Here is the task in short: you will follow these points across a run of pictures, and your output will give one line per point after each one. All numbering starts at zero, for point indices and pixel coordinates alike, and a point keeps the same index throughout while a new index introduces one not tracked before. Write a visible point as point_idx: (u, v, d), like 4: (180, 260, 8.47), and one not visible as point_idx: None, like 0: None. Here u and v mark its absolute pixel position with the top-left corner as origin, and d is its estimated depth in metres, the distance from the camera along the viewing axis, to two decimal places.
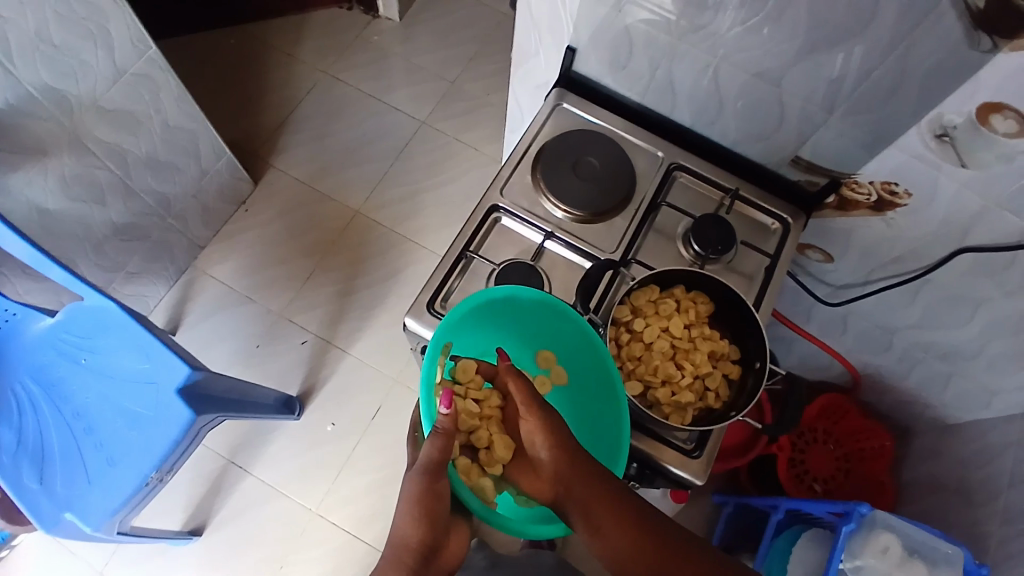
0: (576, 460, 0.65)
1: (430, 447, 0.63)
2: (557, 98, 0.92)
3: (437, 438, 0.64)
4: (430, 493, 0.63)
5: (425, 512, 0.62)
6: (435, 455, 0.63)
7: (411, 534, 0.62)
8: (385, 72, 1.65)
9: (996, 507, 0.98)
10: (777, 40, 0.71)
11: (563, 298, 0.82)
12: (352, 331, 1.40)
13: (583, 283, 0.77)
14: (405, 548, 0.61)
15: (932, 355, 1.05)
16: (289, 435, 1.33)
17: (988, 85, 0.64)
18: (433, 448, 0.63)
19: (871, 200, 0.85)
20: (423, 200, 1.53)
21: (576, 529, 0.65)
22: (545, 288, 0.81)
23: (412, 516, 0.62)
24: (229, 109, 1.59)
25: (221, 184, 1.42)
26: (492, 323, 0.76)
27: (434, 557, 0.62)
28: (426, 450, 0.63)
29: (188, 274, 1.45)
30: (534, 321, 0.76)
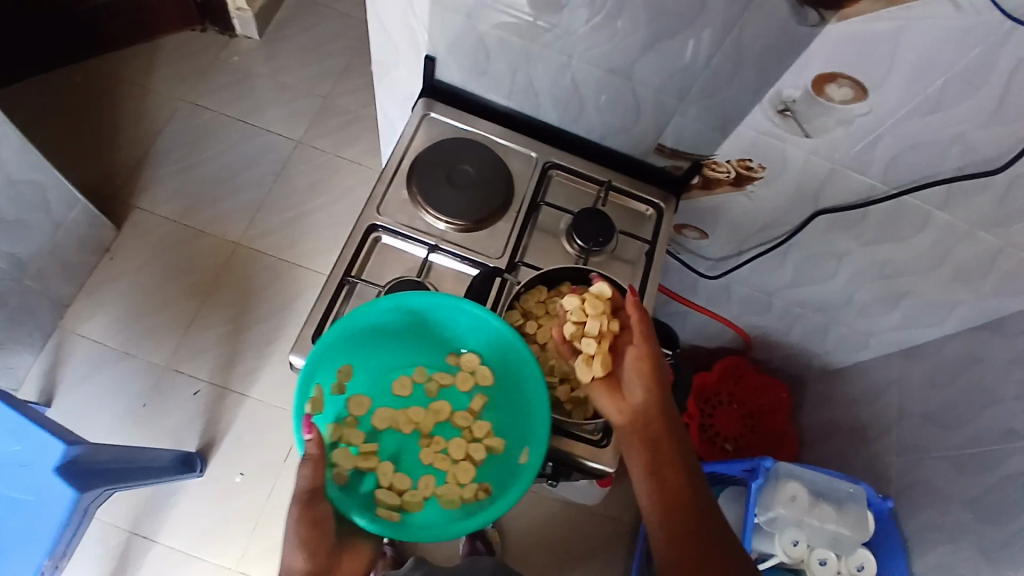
0: (667, 408, 0.69)
1: (303, 474, 0.64)
2: (424, 108, 0.90)
3: (308, 464, 0.64)
4: (306, 521, 0.64)
5: (304, 541, 0.64)
6: (308, 484, 0.64)
7: (298, 562, 0.64)
8: (250, 93, 1.56)
9: (888, 441, 1.07)
10: (625, 34, 0.73)
11: None
12: (250, 371, 1.33)
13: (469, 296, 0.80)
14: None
15: (809, 310, 1.13)
16: (195, 493, 1.24)
17: (819, 59, 0.69)
18: (305, 474, 0.64)
19: (731, 177, 0.89)
20: (309, 222, 1.46)
21: (637, 464, 0.67)
22: None
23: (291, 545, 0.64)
24: (77, 151, 1.45)
25: (79, 235, 1.29)
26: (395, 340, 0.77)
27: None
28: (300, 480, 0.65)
29: (55, 337, 1.31)
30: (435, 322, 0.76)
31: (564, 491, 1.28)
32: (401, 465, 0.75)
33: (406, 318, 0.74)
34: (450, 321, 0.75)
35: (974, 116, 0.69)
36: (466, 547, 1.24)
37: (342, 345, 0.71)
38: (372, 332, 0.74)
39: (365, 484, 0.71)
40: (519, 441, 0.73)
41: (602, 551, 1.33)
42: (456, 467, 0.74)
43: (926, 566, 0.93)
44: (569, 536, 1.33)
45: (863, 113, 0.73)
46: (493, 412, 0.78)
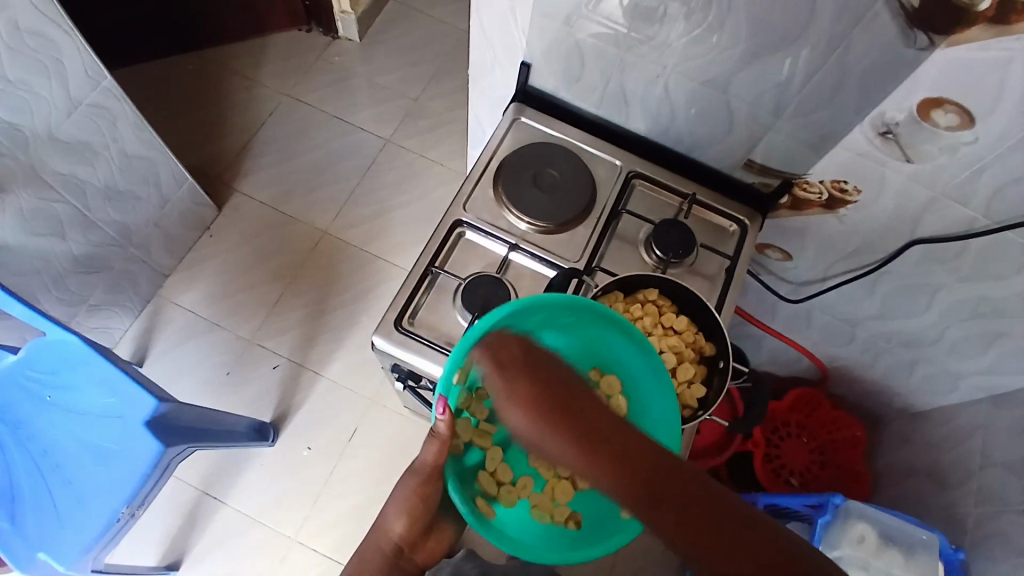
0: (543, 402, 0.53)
1: (428, 450, 0.70)
2: (515, 112, 0.93)
3: (435, 443, 0.69)
4: (415, 498, 0.74)
5: (408, 511, 0.75)
6: (432, 457, 0.69)
7: (398, 526, 0.76)
8: (347, 92, 1.65)
9: (969, 489, 1.00)
10: (720, 46, 0.74)
11: None
12: (324, 353, 1.39)
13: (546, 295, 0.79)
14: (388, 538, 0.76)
15: (895, 344, 1.08)
16: (264, 462, 1.31)
17: (926, 81, 0.66)
18: (432, 448, 0.69)
19: (822, 199, 0.87)
20: (391, 217, 1.53)
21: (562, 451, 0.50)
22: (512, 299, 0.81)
23: (397, 509, 0.75)
24: (189, 135, 1.58)
25: (184, 211, 1.40)
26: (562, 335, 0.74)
27: (408, 552, 0.78)
28: (429, 448, 0.69)
29: (154, 303, 1.42)
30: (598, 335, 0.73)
31: None
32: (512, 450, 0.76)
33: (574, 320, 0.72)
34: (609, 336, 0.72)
35: None
36: None
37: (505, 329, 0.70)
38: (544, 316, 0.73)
39: (473, 455, 0.75)
40: None
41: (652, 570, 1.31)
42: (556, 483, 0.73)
43: None
44: (618, 550, 1.32)
45: (968, 142, 0.70)
46: None
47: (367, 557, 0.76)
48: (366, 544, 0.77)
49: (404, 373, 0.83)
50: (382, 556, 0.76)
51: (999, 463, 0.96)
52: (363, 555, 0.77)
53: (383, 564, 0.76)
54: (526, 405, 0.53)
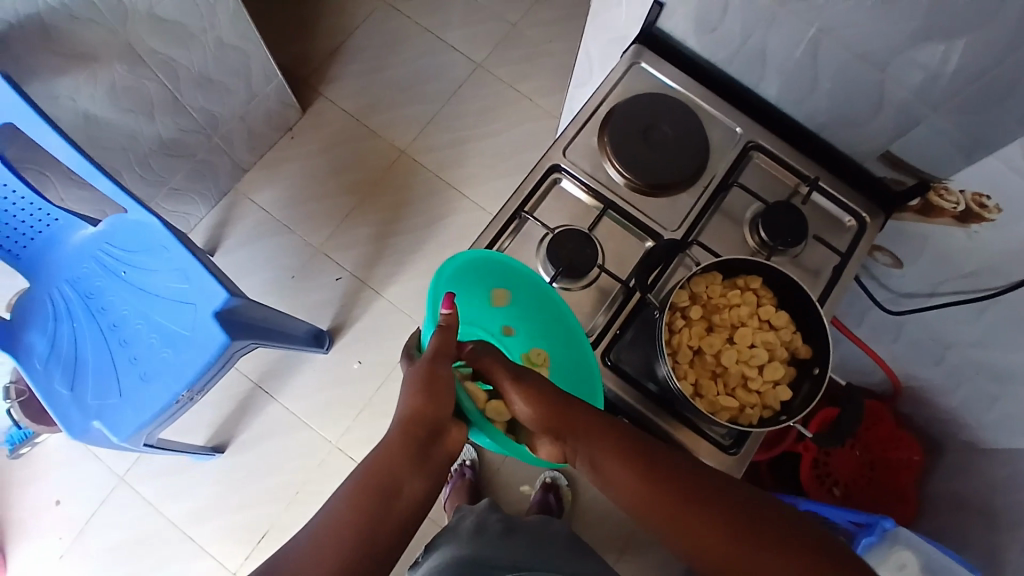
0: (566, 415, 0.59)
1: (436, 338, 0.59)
2: (634, 56, 0.85)
3: (443, 331, 0.59)
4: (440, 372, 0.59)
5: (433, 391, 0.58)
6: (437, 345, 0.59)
7: (417, 407, 0.58)
8: (446, 7, 1.58)
9: (1019, 538, 0.94)
10: (891, 18, 0.64)
11: (616, 273, 0.78)
12: (386, 274, 1.39)
13: (645, 259, 0.76)
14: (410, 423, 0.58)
15: (982, 376, 0.99)
16: (314, 368, 1.34)
17: None
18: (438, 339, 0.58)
19: (957, 209, 0.78)
20: (470, 146, 1.48)
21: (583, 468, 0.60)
22: (598, 260, 0.76)
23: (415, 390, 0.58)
24: (282, 31, 1.55)
25: (268, 110, 1.39)
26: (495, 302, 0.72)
27: (438, 438, 0.59)
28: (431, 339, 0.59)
29: (230, 196, 1.44)
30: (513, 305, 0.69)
31: None
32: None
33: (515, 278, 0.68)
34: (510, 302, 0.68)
35: None
36: (538, 499, 1.28)
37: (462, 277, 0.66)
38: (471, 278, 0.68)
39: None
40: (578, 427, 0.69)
41: None
42: None
43: None
44: None
45: None
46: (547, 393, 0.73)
47: (390, 453, 0.57)
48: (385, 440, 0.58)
49: None
50: (411, 443, 0.58)
51: None
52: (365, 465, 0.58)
53: (411, 455, 0.57)
54: (539, 405, 0.59)
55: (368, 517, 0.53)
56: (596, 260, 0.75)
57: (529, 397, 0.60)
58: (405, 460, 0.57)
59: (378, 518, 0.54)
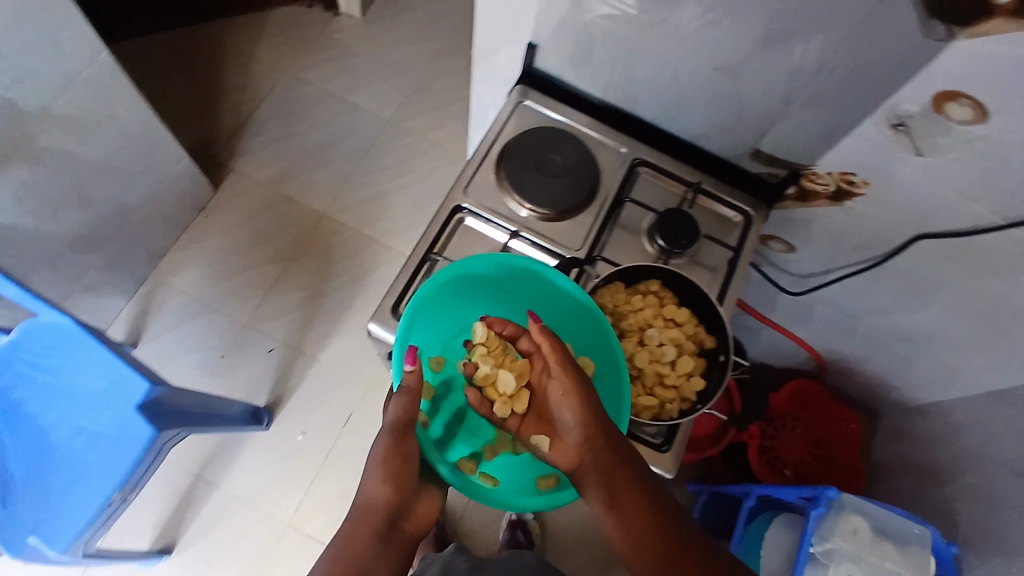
0: (599, 445, 0.64)
1: (395, 408, 0.65)
2: (519, 95, 0.90)
3: (403, 396, 0.65)
4: (398, 454, 0.65)
5: (393, 474, 0.65)
6: (399, 414, 0.64)
7: (377, 494, 0.64)
8: (348, 70, 1.62)
9: (965, 486, 1.01)
10: (736, 32, 0.71)
11: None
12: (320, 337, 1.38)
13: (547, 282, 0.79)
14: (372, 510, 0.65)
15: (896, 339, 1.07)
16: (257, 447, 1.30)
17: (943, 74, 0.64)
18: (397, 406, 0.65)
19: (829, 190, 0.85)
20: (390, 199, 1.51)
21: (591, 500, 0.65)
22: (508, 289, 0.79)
23: (379, 475, 0.64)
24: (186, 112, 1.55)
25: (181, 191, 1.38)
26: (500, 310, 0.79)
27: (399, 520, 0.66)
28: (391, 413, 0.65)
29: (148, 285, 1.40)
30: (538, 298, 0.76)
31: None
32: (466, 426, 0.76)
33: (495, 275, 0.74)
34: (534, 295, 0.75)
35: None
36: (506, 537, 1.27)
37: (449, 293, 0.74)
38: (461, 294, 0.75)
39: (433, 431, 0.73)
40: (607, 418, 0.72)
41: None
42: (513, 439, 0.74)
43: None
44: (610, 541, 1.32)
45: (982, 137, 0.67)
46: None
47: (354, 543, 0.63)
48: (348, 528, 0.65)
49: None
50: (372, 533, 0.64)
51: (995, 464, 0.96)
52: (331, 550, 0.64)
53: (372, 543, 0.64)
54: (584, 424, 0.65)
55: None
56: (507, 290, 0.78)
57: (575, 398, 0.65)
58: (370, 548, 0.64)
59: None
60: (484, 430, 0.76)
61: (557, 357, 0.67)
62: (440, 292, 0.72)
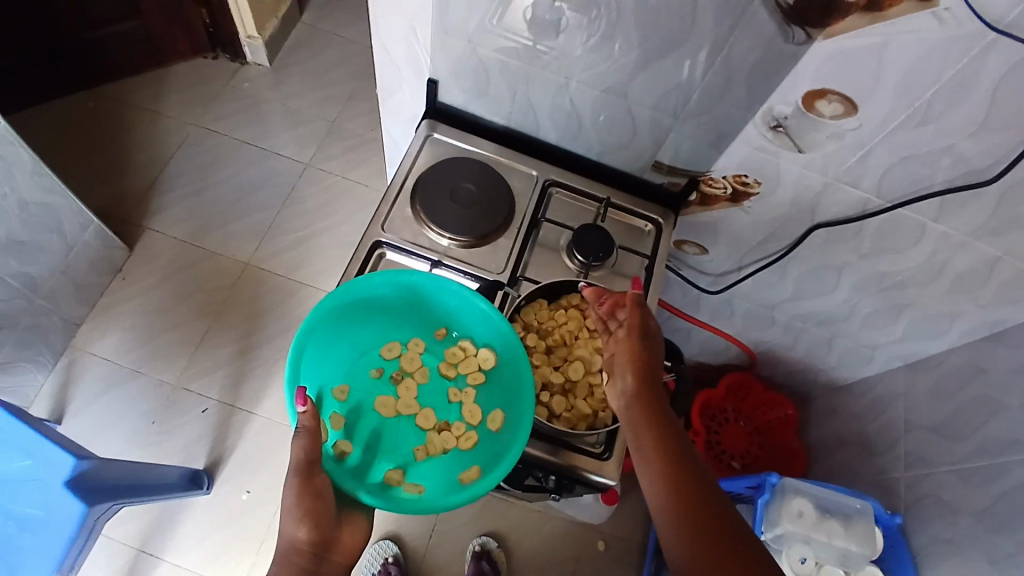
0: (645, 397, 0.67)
1: (297, 448, 0.64)
2: (427, 129, 0.92)
3: (301, 438, 0.64)
4: (307, 495, 0.65)
5: (307, 512, 0.65)
6: (303, 453, 0.64)
7: (298, 534, 0.65)
8: (260, 117, 1.61)
9: (896, 454, 1.07)
10: (620, 55, 0.75)
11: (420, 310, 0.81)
12: (256, 390, 1.34)
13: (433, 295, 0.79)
14: (296, 548, 0.65)
15: (811, 324, 1.13)
16: (200, 513, 1.24)
17: (809, 76, 0.70)
18: (300, 446, 0.64)
19: (727, 192, 0.90)
20: (317, 242, 1.49)
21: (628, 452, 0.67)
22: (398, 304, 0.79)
23: (294, 517, 0.65)
24: (93, 175, 1.50)
25: (92, 256, 1.33)
26: (396, 323, 0.80)
27: (326, 553, 0.67)
28: (294, 453, 0.64)
29: (68, 355, 1.34)
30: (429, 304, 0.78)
31: (571, 510, 1.28)
32: (383, 446, 0.74)
33: (383, 295, 0.77)
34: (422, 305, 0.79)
35: (965, 128, 0.69)
36: (471, 568, 1.25)
37: (338, 319, 0.75)
38: (350, 319, 0.77)
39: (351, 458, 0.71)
40: (518, 408, 0.73)
41: (614, 568, 1.32)
42: (431, 444, 0.75)
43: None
44: (575, 557, 1.32)
45: (853, 128, 0.74)
46: (486, 389, 0.78)
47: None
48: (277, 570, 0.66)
49: None
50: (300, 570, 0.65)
51: (923, 430, 1.03)
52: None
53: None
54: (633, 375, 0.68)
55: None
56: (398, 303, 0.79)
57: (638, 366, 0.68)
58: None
59: None
60: (402, 445, 0.75)
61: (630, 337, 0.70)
62: (326, 321, 0.74)
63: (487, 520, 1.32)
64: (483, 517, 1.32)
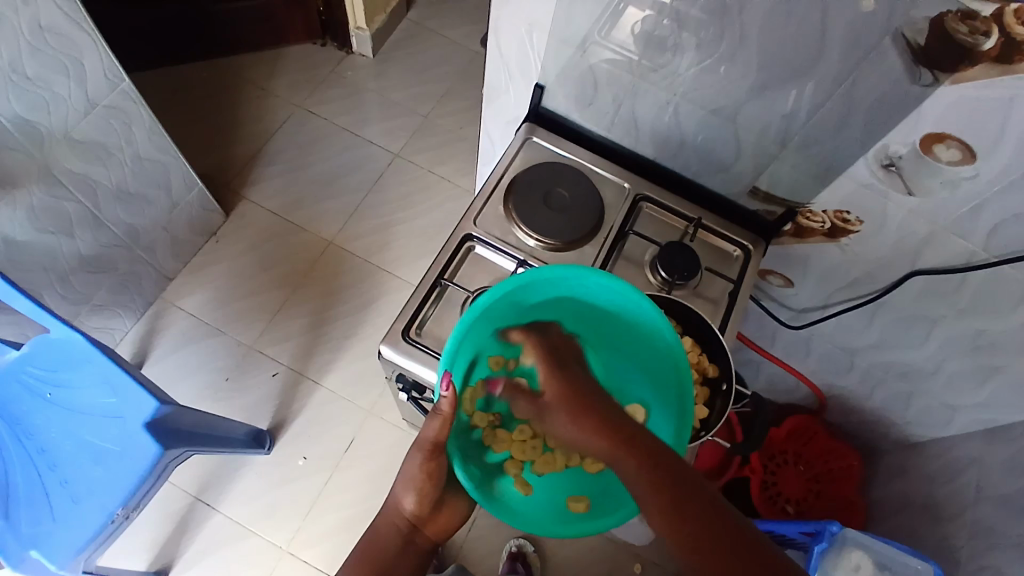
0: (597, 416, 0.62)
1: (430, 426, 0.69)
2: (527, 132, 0.95)
3: (435, 420, 0.69)
4: (421, 475, 0.73)
5: (415, 488, 0.74)
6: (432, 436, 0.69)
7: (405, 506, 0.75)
8: (359, 105, 1.68)
9: (962, 521, 1.02)
10: (730, 78, 0.75)
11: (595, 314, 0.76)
12: (323, 363, 1.39)
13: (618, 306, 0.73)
14: (399, 512, 0.76)
15: (892, 374, 1.09)
16: (257, 471, 1.30)
17: (931, 117, 0.68)
18: (433, 427, 0.69)
19: (825, 227, 0.89)
20: (396, 229, 1.54)
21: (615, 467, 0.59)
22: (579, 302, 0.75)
23: (405, 485, 0.75)
24: (201, 141, 1.60)
25: (191, 216, 1.41)
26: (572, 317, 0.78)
27: (419, 526, 0.77)
28: (428, 428, 0.70)
29: (156, 305, 1.43)
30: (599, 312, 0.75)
31: (613, 526, 1.27)
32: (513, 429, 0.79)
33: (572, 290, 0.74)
34: (590, 306, 0.75)
35: None
36: (505, 567, 1.26)
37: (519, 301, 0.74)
38: (529, 302, 0.75)
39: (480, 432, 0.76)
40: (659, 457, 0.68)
41: None
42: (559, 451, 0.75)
43: None
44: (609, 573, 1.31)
45: (970, 177, 0.71)
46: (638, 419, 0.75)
47: (382, 530, 0.76)
48: (379, 519, 0.78)
49: (411, 386, 0.83)
50: (396, 533, 0.76)
51: (992, 500, 0.97)
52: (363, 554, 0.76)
53: (396, 540, 0.76)
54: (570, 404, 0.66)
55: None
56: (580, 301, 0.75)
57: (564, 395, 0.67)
58: (394, 543, 0.76)
59: None
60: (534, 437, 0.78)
61: (568, 403, 0.66)
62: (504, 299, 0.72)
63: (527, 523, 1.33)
64: None
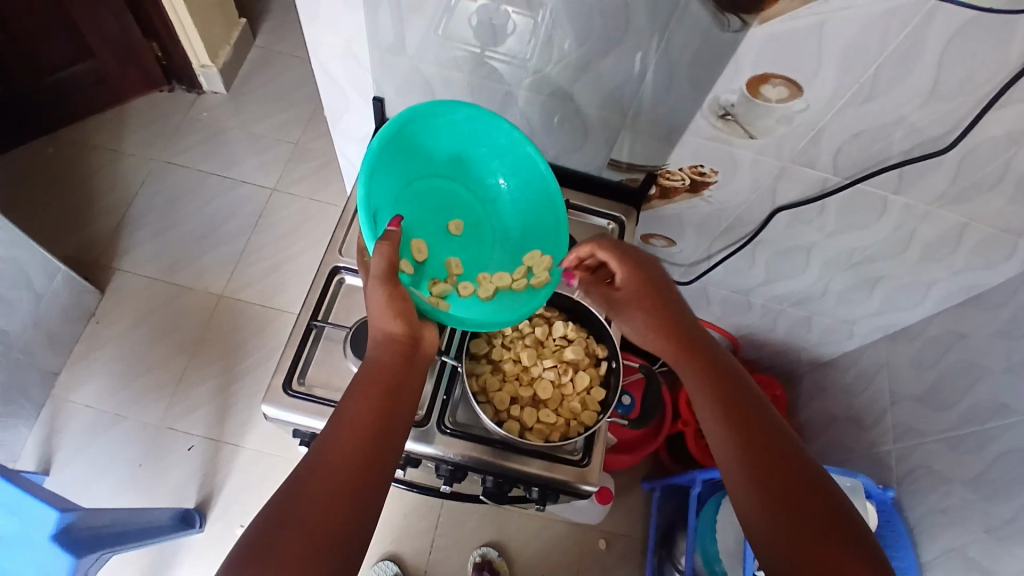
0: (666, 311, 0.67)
1: (379, 255, 0.61)
2: None
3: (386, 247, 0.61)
4: (398, 296, 0.61)
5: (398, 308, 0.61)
6: (386, 264, 0.60)
7: (395, 328, 0.62)
8: (222, 146, 1.59)
9: (885, 428, 1.06)
10: (557, 58, 0.74)
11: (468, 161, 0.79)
12: (241, 424, 1.33)
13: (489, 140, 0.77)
14: (394, 339, 0.61)
15: (788, 305, 1.12)
16: (195, 553, 1.23)
17: (750, 61, 0.68)
18: (383, 255, 0.61)
19: (686, 183, 0.90)
20: (290, 267, 1.48)
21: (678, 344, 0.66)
22: (453, 145, 0.77)
23: (386, 309, 0.61)
24: (56, 220, 1.47)
25: (62, 304, 1.31)
26: (451, 165, 0.78)
27: (416, 348, 0.63)
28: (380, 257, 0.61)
29: (49, 408, 1.31)
30: (473, 151, 0.78)
31: (567, 512, 1.27)
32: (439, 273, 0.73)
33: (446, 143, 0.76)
34: (462, 148, 0.77)
35: (914, 98, 0.68)
36: None
37: (402, 146, 0.72)
38: (405, 148, 0.73)
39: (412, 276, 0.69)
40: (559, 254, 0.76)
41: (617, 566, 1.31)
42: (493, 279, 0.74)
43: (937, 550, 0.89)
44: (577, 557, 1.31)
45: (801, 110, 0.73)
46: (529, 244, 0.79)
47: (381, 359, 0.60)
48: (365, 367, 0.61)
49: (310, 439, 0.78)
50: (396, 357, 0.61)
51: (907, 401, 1.02)
52: (358, 415, 0.55)
53: (400, 366, 0.60)
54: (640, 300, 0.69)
55: (377, 421, 0.55)
56: (453, 146, 0.77)
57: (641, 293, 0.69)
58: (399, 367, 0.61)
59: (388, 422, 0.56)
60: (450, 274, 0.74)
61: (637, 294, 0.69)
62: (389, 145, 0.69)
63: (486, 530, 1.31)
64: (483, 528, 1.32)
